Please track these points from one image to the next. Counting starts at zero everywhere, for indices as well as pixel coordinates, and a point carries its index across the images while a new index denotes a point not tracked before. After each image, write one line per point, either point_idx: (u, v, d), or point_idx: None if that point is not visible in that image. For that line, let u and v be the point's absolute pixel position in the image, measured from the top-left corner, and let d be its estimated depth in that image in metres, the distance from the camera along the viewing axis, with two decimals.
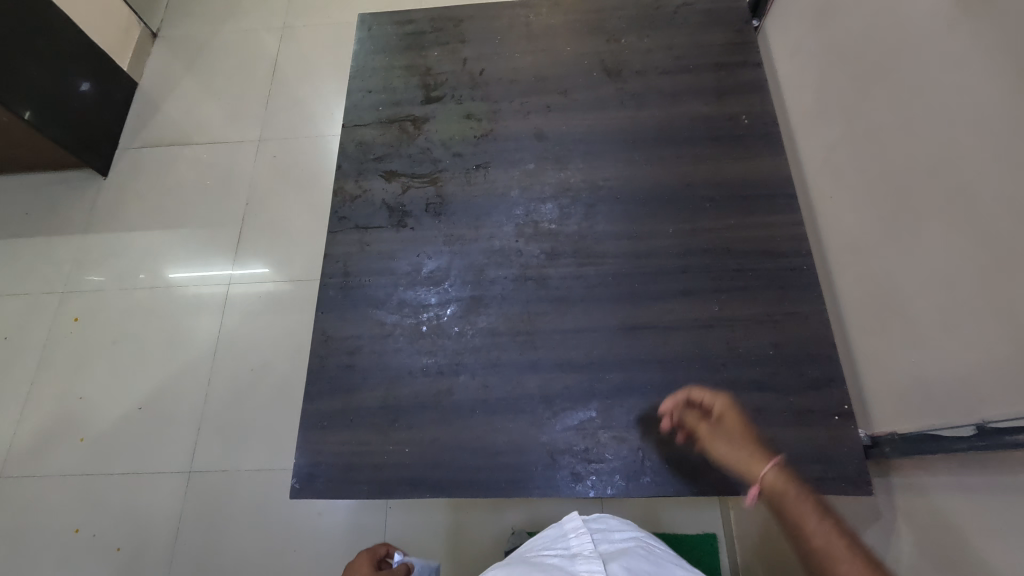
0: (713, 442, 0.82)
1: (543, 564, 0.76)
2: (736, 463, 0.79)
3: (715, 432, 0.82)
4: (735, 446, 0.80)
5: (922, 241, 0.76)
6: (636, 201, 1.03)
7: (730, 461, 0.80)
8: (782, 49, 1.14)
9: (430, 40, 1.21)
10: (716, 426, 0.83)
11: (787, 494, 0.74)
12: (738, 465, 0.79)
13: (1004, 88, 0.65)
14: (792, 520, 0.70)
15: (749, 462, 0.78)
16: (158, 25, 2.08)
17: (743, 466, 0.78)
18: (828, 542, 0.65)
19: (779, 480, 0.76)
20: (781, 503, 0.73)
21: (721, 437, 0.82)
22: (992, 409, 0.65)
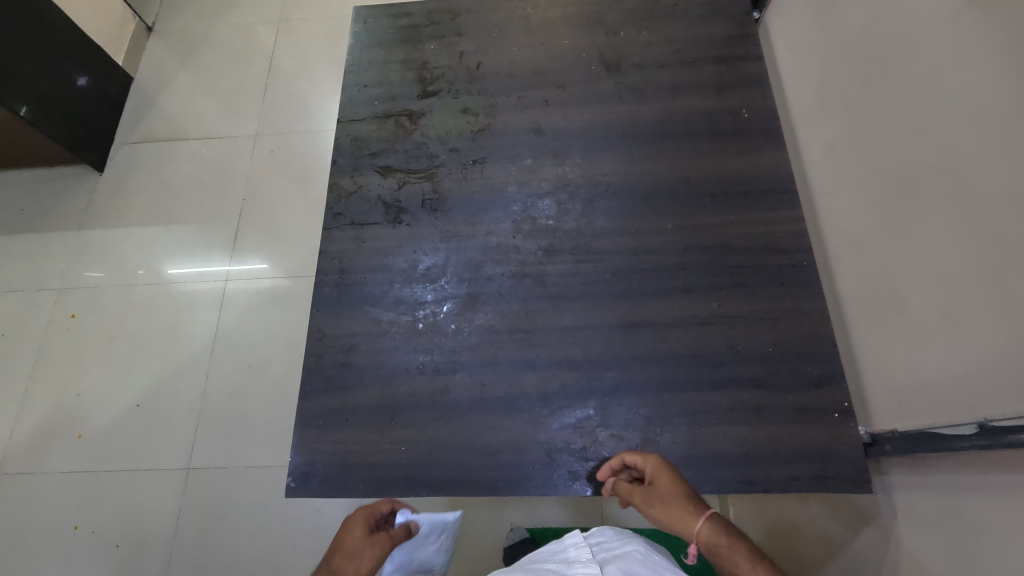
0: (645, 511, 0.77)
1: (540, 568, 0.78)
2: (675, 529, 0.75)
3: (645, 501, 0.77)
4: (666, 510, 0.75)
5: (924, 239, 0.75)
6: (635, 197, 1.02)
7: (669, 526, 0.75)
8: (783, 42, 1.12)
9: (427, 33, 1.19)
10: (645, 492, 0.78)
11: (726, 551, 0.70)
12: (677, 531, 0.74)
13: (1010, 82, 0.64)
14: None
15: (683, 527, 0.73)
16: (154, 19, 2.06)
17: (682, 531, 0.74)
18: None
19: (711, 533, 0.71)
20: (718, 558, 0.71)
21: (652, 504, 0.77)
22: (993, 408, 0.64)
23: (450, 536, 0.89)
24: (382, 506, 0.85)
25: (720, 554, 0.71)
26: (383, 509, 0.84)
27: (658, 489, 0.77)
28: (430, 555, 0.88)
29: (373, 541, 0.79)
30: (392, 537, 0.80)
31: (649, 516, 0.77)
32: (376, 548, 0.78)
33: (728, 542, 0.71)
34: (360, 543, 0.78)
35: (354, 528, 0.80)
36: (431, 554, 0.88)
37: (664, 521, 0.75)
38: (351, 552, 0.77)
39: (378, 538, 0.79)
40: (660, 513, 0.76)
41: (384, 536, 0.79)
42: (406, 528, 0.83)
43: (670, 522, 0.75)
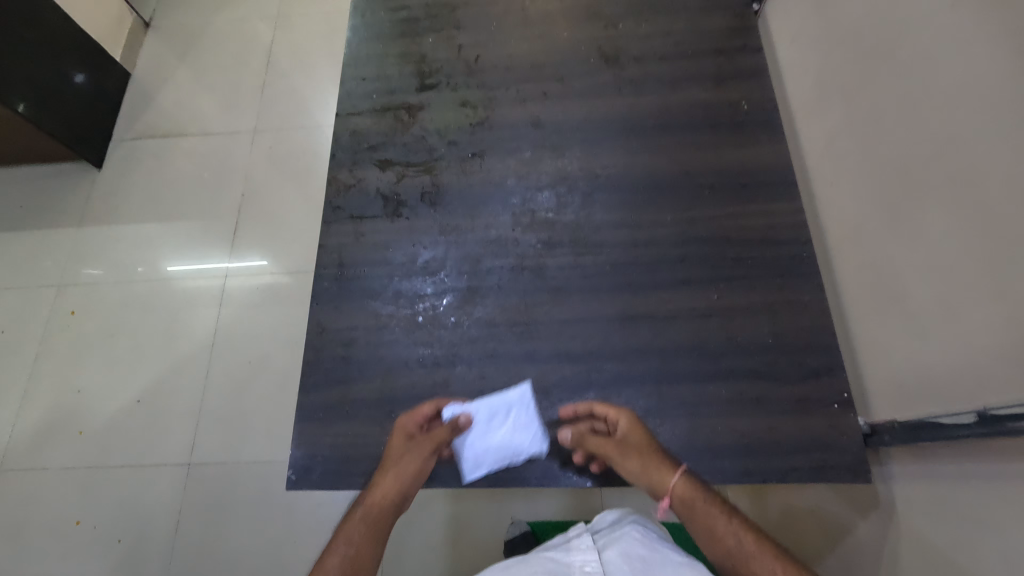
0: (619, 457, 0.78)
1: (540, 555, 0.80)
2: (644, 478, 0.75)
3: (620, 447, 0.78)
4: (640, 458, 0.76)
5: (923, 228, 0.75)
6: (634, 190, 1.02)
7: (638, 476, 0.76)
8: (783, 34, 1.12)
9: (425, 27, 1.19)
10: (620, 441, 0.79)
11: (693, 505, 0.71)
12: (647, 480, 0.75)
13: (1009, 71, 0.64)
14: (706, 534, 0.68)
15: (655, 475, 0.74)
16: (151, 14, 2.05)
17: (652, 480, 0.75)
18: (742, 556, 0.65)
19: (687, 489, 0.72)
20: (692, 513, 0.70)
21: (626, 451, 0.78)
22: (992, 396, 0.64)
23: (523, 414, 0.89)
24: (426, 410, 0.87)
25: (687, 509, 0.71)
26: (428, 412, 0.86)
27: (635, 437, 0.78)
28: (507, 441, 0.87)
29: (415, 445, 0.81)
30: (435, 438, 0.82)
31: (619, 464, 0.78)
32: (418, 452, 0.80)
33: (698, 496, 0.71)
34: (403, 448, 0.81)
35: (398, 436, 0.83)
36: (509, 434, 0.88)
37: (635, 469, 0.76)
38: (395, 457, 0.80)
39: (419, 441, 0.82)
40: (634, 460, 0.77)
41: (426, 439, 0.82)
42: (452, 424, 0.85)
43: (642, 470, 0.75)
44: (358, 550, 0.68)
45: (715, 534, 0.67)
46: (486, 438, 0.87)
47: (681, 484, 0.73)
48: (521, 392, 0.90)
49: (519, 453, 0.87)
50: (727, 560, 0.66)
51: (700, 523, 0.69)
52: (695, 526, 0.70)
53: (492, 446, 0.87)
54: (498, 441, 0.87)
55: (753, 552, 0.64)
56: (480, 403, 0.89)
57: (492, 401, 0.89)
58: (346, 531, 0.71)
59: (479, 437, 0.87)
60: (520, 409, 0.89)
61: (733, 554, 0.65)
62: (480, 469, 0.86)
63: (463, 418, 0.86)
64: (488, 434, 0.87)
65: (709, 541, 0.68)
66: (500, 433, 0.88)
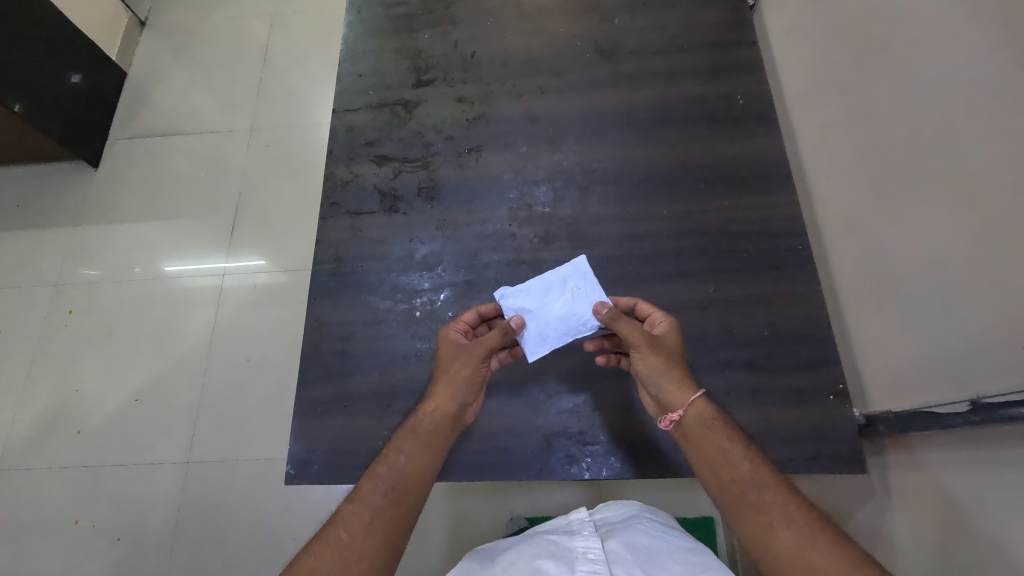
0: (652, 352, 0.79)
1: (542, 539, 0.81)
2: (667, 381, 0.78)
3: (658, 346, 0.79)
4: (671, 363, 0.79)
5: (916, 219, 0.76)
6: (630, 184, 1.03)
7: (661, 376, 0.79)
8: (778, 27, 1.12)
9: (421, 22, 1.19)
10: (657, 339, 0.81)
11: (709, 427, 0.76)
12: (672, 384, 0.78)
13: (1001, 61, 0.64)
14: (719, 454, 0.74)
15: (681, 385, 0.78)
16: (146, 13, 2.05)
17: (675, 387, 0.78)
18: (750, 483, 0.72)
19: (706, 408, 0.77)
20: (705, 432, 0.76)
21: (662, 352, 0.79)
22: (985, 384, 0.65)
23: (581, 282, 0.88)
24: (467, 317, 0.89)
25: (703, 428, 0.76)
26: (468, 319, 0.89)
27: (672, 342, 0.81)
28: (567, 310, 0.86)
29: (463, 352, 0.83)
30: (485, 342, 0.83)
31: (647, 359, 0.79)
32: (467, 361, 0.83)
33: (718, 420, 0.77)
34: (454, 356, 0.83)
35: (444, 345, 0.85)
36: (569, 302, 0.86)
37: (663, 369, 0.79)
38: (446, 366, 0.84)
39: (467, 346, 0.83)
40: (664, 362, 0.79)
41: (474, 343, 0.83)
42: (503, 325, 0.83)
43: (669, 374, 0.79)
44: (409, 460, 0.77)
45: (728, 459, 0.74)
46: (545, 308, 0.87)
47: (702, 405, 0.77)
48: (577, 266, 0.90)
49: (583, 323, 0.85)
50: (731, 482, 0.73)
51: (714, 445, 0.75)
52: (708, 445, 0.76)
53: (553, 320, 0.86)
54: (559, 313, 0.86)
55: (767, 483, 0.71)
56: (533, 281, 0.89)
57: (547, 279, 0.89)
58: (399, 439, 0.80)
59: (540, 313, 0.86)
60: (577, 278, 0.88)
61: (736, 479, 0.72)
62: (544, 344, 0.84)
63: (513, 320, 0.83)
64: (547, 309, 0.87)
65: (718, 464, 0.74)
66: (559, 302, 0.87)
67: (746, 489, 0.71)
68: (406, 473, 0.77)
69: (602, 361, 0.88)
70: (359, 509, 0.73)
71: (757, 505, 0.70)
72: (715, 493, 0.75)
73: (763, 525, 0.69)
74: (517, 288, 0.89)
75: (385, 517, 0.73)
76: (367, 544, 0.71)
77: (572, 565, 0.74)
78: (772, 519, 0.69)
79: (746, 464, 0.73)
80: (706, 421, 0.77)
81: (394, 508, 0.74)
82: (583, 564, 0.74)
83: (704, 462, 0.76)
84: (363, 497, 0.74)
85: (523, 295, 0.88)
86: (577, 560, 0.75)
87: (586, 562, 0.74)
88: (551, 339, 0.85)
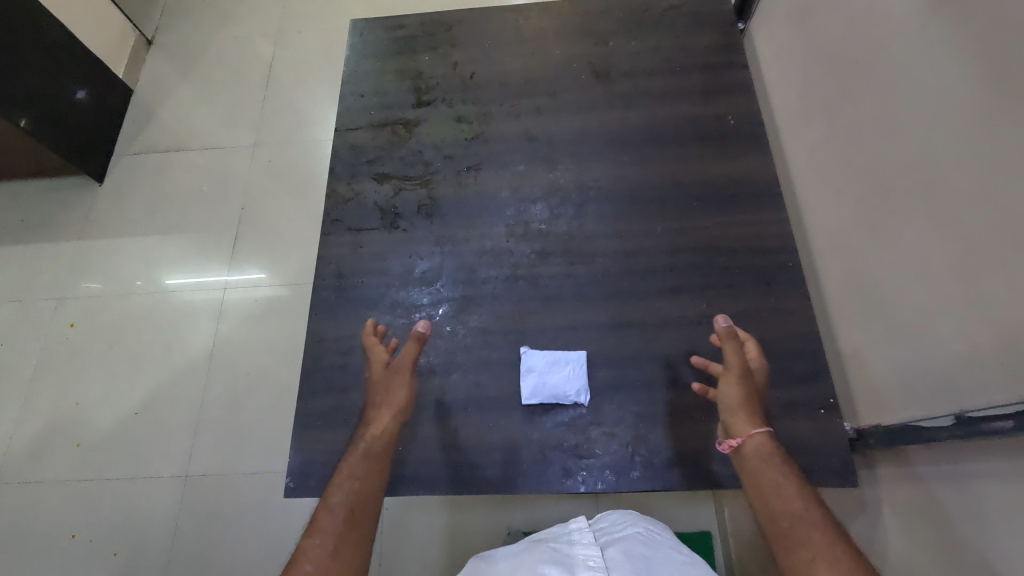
0: (736, 382, 0.80)
1: (543, 546, 0.82)
2: (738, 409, 0.78)
3: (746, 379, 0.80)
4: (750, 400, 0.79)
5: (901, 237, 0.78)
6: (624, 201, 1.05)
7: (734, 405, 0.78)
8: (767, 51, 1.16)
9: (421, 44, 1.23)
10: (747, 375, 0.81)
11: (766, 460, 0.72)
12: (741, 414, 0.77)
13: (975, 87, 0.67)
14: (771, 487, 0.69)
15: (751, 418, 0.77)
16: (153, 32, 2.09)
17: (743, 418, 0.77)
18: (797, 517, 0.64)
19: (767, 444, 0.73)
20: (758, 464, 0.72)
21: (746, 387, 0.80)
22: (967, 400, 0.67)
23: (578, 372, 0.93)
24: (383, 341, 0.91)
25: (760, 461, 0.72)
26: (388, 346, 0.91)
27: (758, 385, 0.82)
28: (557, 388, 0.92)
29: (395, 372, 0.86)
30: (408, 358, 0.87)
31: (729, 384, 0.80)
32: (401, 380, 0.86)
33: (779, 458, 0.72)
34: (385, 379, 0.86)
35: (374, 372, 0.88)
36: (561, 383, 0.92)
37: (739, 400, 0.78)
38: (379, 389, 0.86)
39: (396, 366, 0.87)
40: (742, 395, 0.79)
41: (399, 362, 0.87)
42: (415, 334, 0.86)
43: (744, 406, 0.78)
44: (362, 482, 0.74)
45: (779, 492, 0.67)
46: (543, 378, 0.93)
47: (761, 440, 0.74)
48: (578, 348, 0.96)
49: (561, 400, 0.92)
50: (778, 515, 0.66)
51: (767, 477, 0.70)
52: (760, 477, 0.71)
53: (543, 389, 0.92)
54: (549, 387, 0.92)
55: (817, 521, 0.63)
56: (547, 350, 0.95)
57: (551, 351, 0.95)
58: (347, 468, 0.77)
59: (537, 377, 0.93)
60: (579, 367, 0.94)
61: (785, 512, 0.66)
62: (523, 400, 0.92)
63: (421, 325, 0.87)
64: (544, 378, 0.93)
65: (768, 496, 0.68)
66: (554, 377, 0.93)
67: (793, 522, 0.64)
68: (363, 495, 0.73)
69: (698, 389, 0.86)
70: (319, 537, 0.67)
71: (800, 537, 0.62)
72: (765, 529, 0.68)
73: (805, 560, 0.61)
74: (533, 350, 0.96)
75: (348, 540, 0.68)
76: (333, 568, 0.64)
77: (573, 570, 0.75)
78: (815, 553, 0.60)
79: (798, 500, 0.66)
80: (763, 455, 0.73)
81: (356, 526, 0.69)
82: (583, 570, 0.75)
83: (756, 493, 0.71)
84: (320, 526, 0.69)
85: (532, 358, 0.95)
86: (578, 566, 0.76)
87: (586, 569, 0.76)
88: (530, 402, 0.92)
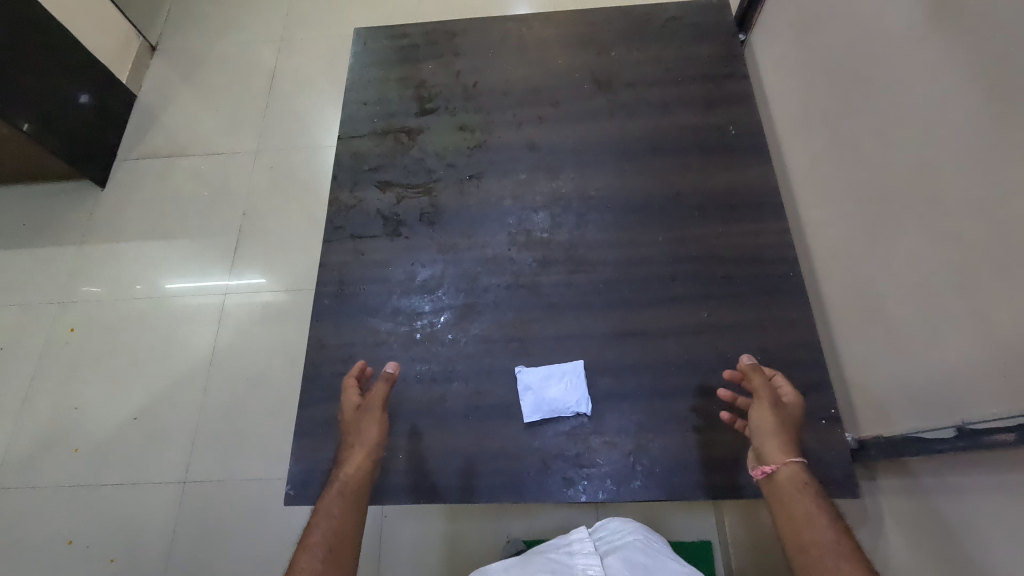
0: (770, 411, 0.80)
1: (542, 557, 0.84)
2: (770, 438, 0.79)
3: (779, 408, 0.81)
4: (783, 429, 0.80)
5: (902, 249, 0.78)
6: (626, 210, 1.06)
7: (769, 432, 0.79)
8: (768, 61, 1.17)
9: (425, 53, 1.23)
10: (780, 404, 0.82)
11: (801, 490, 0.73)
12: (776, 441, 0.79)
13: (975, 100, 0.67)
14: (802, 516, 0.71)
15: (786, 446, 0.78)
16: (157, 38, 2.11)
17: (778, 445, 0.78)
18: (829, 547, 0.66)
19: (798, 474, 0.75)
20: (789, 493, 0.74)
21: (780, 415, 0.81)
22: (968, 411, 0.66)
23: (575, 381, 0.94)
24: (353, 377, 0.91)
25: (794, 490, 0.74)
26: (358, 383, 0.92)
27: (792, 414, 0.82)
28: (558, 399, 0.92)
29: (365, 412, 0.87)
30: (377, 397, 0.88)
31: (763, 411, 0.81)
32: (372, 418, 0.87)
33: (810, 488, 0.74)
34: (356, 419, 0.87)
35: (346, 411, 0.88)
36: (561, 394, 0.92)
37: (774, 427, 0.80)
38: (351, 428, 0.87)
39: (366, 407, 0.88)
40: (776, 424, 0.80)
41: (369, 402, 0.88)
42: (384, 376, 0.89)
43: (779, 434, 0.79)
44: (340, 519, 0.77)
45: (812, 522, 0.69)
46: (541, 393, 0.93)
47: (793, 470, 0.76)
48: (576, 357, 0.96)
49: (564, 411, 0.91)
50: (808, 543, 0.68)
51: (801, 508, 0.72)
52: (792, 506, 0.73)
53: (544, 403, 0.92)
54: (550, 399, 0.92)
55: (847, 553, 0.65)
56: (540, 364, 0.96)
57: (545, 366, 0.95)
58: (325, 506, 0.79)
59: (535, 394, 0.93)
60: (575, 376, 0.94)
61: (816, 541, 0.67)
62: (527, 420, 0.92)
63: (389, 366, 0.91)
64: (542, 393, 0.93)
65: (799, 525, 0.70)
66: (553, 390, 0.93)
67: (823, 552, 0.66)
68: (341, 533, 0.75)
69: (727, 417, 0.86)
70: None
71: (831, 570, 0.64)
72: (792, 556, 0.69)
73: None
74: (527, 366, 0.96)
75: None
76: None
77: None
78: None
79: (829, 531, 0.68)
80: (796, 484, 0.75)
81: (336, 567, 0.72)
82: None
83: (786, 521, 0.72)
84: (300, 569, 0.71)
85: (527, 375, 0.95)
86: None
87: None
88: (533, 418, 0.92)
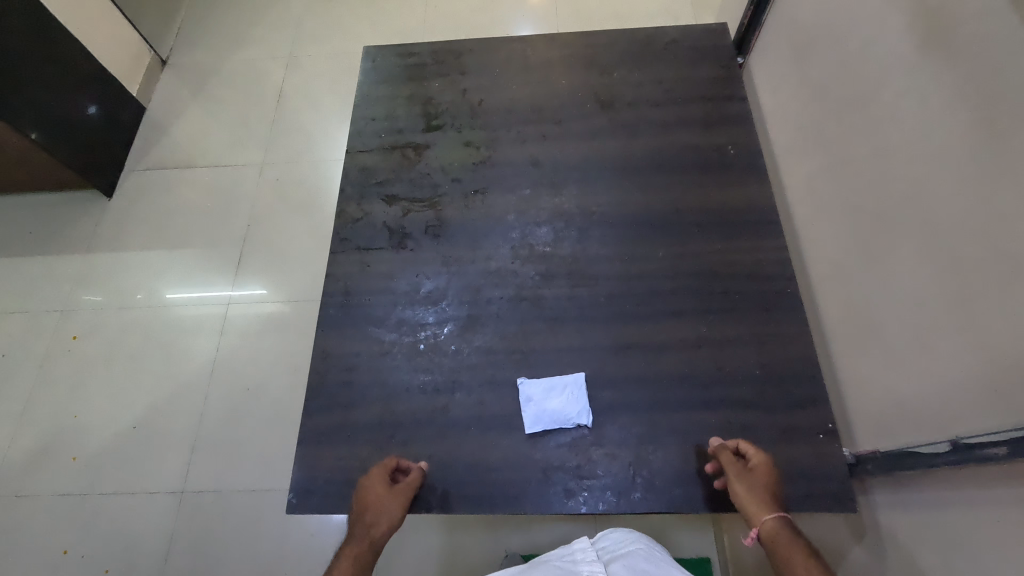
0: (739, 481, 0.81)
1: (546, 564, 0.85)
2: (749, 506, 0.79)
3: (746, 475, 0.82)
4: (761, 494, 0.79)
5: (897, 267, 0.80)
6: (627, 226, 1.08)
7: (747, 503, 0.79)
8: (766, 84, 1.21)
9: (432, 71, 1.27)
10: (748, 471, 0.83)
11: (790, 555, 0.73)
12: (754, 509, 0.78)
13: (966, 124, 0.69)
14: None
15: (765, 512, 0.78)
16: (168, 52, 2.15)
17: (757, 513, 0.78)
18: None
19: (780, 534, 0.75)
20: (781, 559, 0.73)
21: (750, 482, 0.81)
22: (962, 426, 0.68)
23: (576, 393, 0.95)
24: (394, 461, 0.89)
25: (783, 554, 0.73)
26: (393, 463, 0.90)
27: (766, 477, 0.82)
28: (559, 410, 0.93)
29: (390, 498, 0.85)
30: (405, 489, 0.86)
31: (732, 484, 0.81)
32: (392, 507, 0.84)
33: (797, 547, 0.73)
34: (379, 498, 0.85)
35: (372, 485, 0.86)
36: (562, 405, 0.94)
37: (748, 497, 0.80)
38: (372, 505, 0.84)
39: (392, 493, 0.85)
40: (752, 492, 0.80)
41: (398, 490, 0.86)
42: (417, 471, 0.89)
43: (755, 502, 0.79)
44: None
45: None
46: (542, 404, 0.94)
47: (775, 533, 0.75)
48: (578, 370, 0.97)
49: (566, 421, 0.92)
50: None
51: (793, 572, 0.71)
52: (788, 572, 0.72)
53: (545, 414, 0.93)
54: (552, 410, 0.93)
55: None
56: (541, 376, 0.97)
57: (547, 378, 0.96)
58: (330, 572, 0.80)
59: (536, 405, 0.94)
60: (575, 387, 0.95)
61: None
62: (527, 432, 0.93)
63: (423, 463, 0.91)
64: (543, 404, 0.94)
65: None
66: (554, 401, 0.94)
67: None
68: None
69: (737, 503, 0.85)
70: None
71: None
72: None
73: None
74: (528, 377, 0.97)
75: None
76: None
77: None
78: None
79: None
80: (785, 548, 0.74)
81: None
82: None
83: None
84: None
85: (528, 386, 0.96)
86: None
87: None
88: (534, 429, 0.92)
